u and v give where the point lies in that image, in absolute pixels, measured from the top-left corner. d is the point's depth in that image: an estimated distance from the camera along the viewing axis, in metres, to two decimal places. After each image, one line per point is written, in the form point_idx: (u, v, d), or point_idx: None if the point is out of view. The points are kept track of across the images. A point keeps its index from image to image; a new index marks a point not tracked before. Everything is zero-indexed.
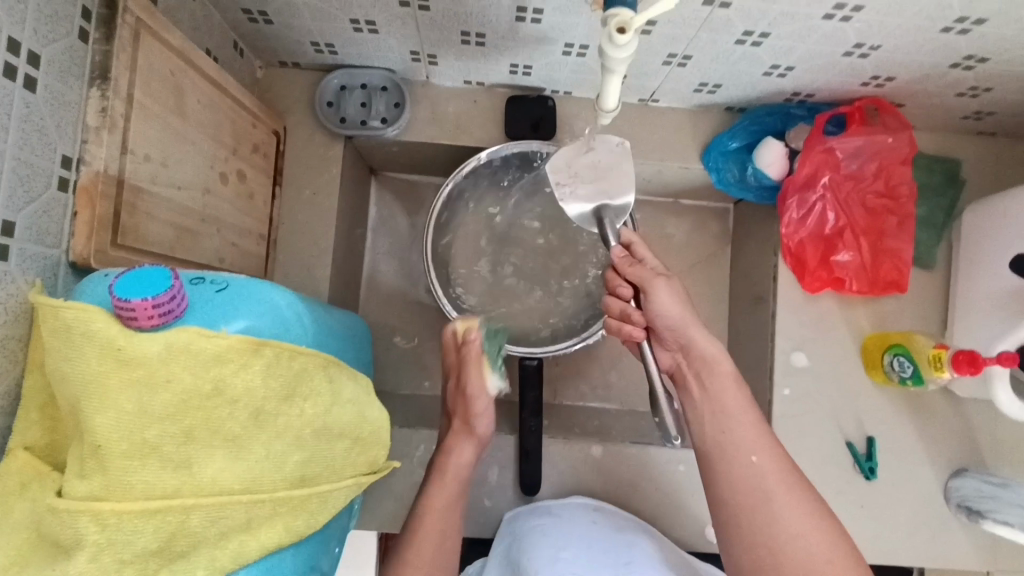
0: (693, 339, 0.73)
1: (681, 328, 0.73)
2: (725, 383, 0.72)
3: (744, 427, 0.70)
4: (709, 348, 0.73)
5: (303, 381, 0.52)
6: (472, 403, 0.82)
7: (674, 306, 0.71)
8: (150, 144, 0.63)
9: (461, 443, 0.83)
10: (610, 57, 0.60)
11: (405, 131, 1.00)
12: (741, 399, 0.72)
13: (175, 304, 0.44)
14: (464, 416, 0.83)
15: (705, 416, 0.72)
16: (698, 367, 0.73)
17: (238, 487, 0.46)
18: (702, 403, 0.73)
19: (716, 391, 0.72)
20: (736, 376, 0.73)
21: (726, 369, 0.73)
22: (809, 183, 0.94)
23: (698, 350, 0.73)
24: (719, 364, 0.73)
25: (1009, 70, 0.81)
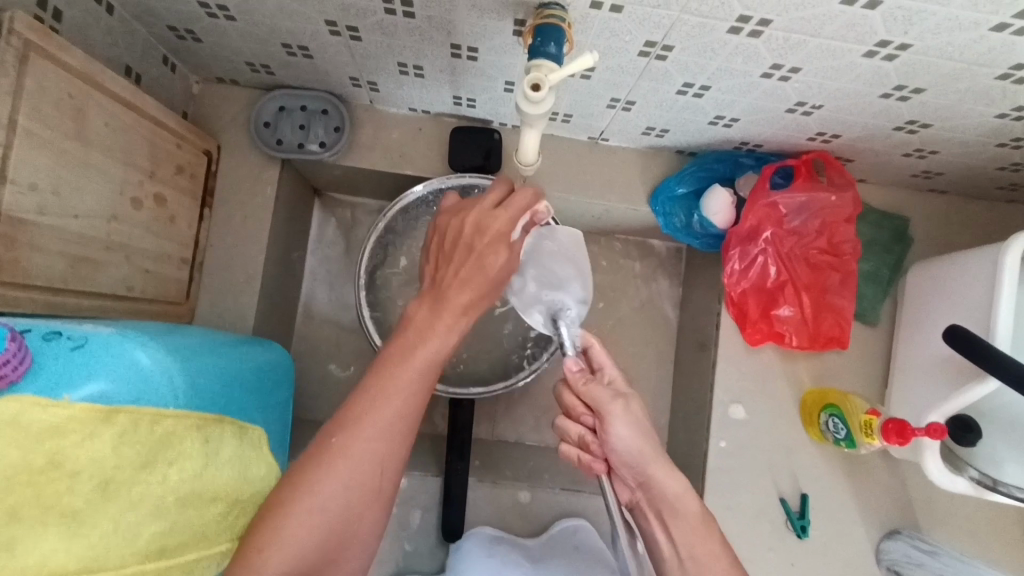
0: (655, 479, 0.64)
1: (642, 464, 0.64)
2: (691, 528, 0.63)
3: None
4: (670, 488, 0.63)
5: (167, 446, 0.49)
6: (484, 261, 0.63)
7: (630, 441, 0.63)
8: (37, 173, 0.60)
9: (440, 334, 0.60)
10: (528, 113, 0.60)
11: (345, 157, 0.97)
12: (715, 544, 0.63)
13: (6, 371, 0.41)
14: (458, 280, 0.62)
15: (674, 566, 0.63)
16: (663, 509, 0.64)
17: (72, 568, 0.43)
18: (666, 546, 0.64)
19: (681, 531, 0.63)
20: (704, 516, 0.64)
21: (691, 509, 0.63)
22: (752, 235, 0.92)
23: (662, 491, 0.63)
24: (684, 505, 0.63)
25: (952, 136, 0.80)
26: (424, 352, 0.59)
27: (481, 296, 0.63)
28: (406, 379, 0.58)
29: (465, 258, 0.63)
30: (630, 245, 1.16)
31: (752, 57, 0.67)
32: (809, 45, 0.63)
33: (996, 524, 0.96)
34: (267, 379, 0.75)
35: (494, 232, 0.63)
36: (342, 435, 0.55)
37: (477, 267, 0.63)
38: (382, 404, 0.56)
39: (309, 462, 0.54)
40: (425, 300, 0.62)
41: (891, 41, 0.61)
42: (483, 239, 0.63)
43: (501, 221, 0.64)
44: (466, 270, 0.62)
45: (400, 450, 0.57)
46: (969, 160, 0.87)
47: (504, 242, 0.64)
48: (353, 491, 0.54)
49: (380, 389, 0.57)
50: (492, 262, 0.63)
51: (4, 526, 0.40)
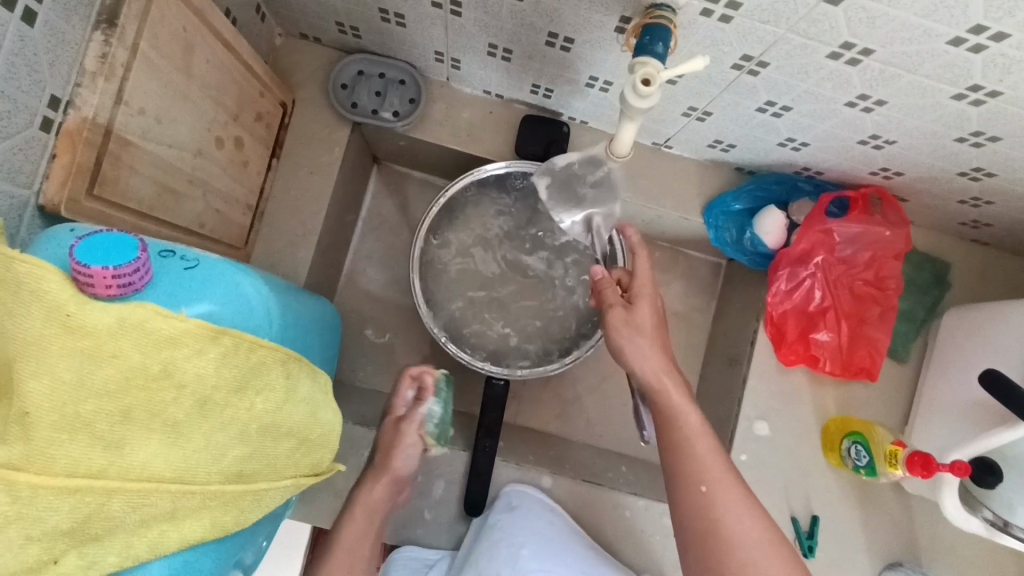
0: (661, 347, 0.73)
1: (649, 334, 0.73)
2: (674, 413, 0.68)
3: (705, 459, 0.65)
4: (650, 373, 0.70)
5: (257, 374, 0.50)
6: (392, 450, 0.82)
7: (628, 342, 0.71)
8: (147, 98, 0.61)
9: (386, 485, 0.81)
10: (632, 105, 0.61)
11: (414, 128, 0.98)
12: (694, 425, 0.67)
13: (136, 277, 0.44)
14: (382, 456, 0.82)
15: (666, 446, 0.67)
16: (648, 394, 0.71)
17: (168, 475, 0.44)
18: (661, 423, 0.69)
19: (668, 414, 0.68)
20: (687, 401, 0.69)
21: (682, 400, 0.68)
22: (802, 258, 0.94)
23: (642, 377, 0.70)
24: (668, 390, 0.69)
25: (1013, 189, 0.83)
26: (365, 518, 0.79)
27: (393, 475, 0.82)
28: (350, 547, 0.77)
29: (388, 436, 0.84)
30: (671, 254, 1.18)
31: (842, 85, 0.69)
32: (901, 80, 0.65)
33: (998, 571, 0.99)
34: (324, 332, 0.77)
35: (413, 415, 0.84)
36: (330, 555, 0.76)
37: (391, 446, 0.83)
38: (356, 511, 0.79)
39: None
40: (373, 474, 0.81)
41: (983, 87, 0.63)
42: (397, 440, 0.83)
43: (415, 415, 0.84)
44: (383, 449, 0.83)
45: (374, 561, 0.79)
46: (1022, 214, 0.89)
47: (412, 416, 0.84)
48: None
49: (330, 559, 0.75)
50: (397, 456, 0.82)
51: (118, 424, 0.42)
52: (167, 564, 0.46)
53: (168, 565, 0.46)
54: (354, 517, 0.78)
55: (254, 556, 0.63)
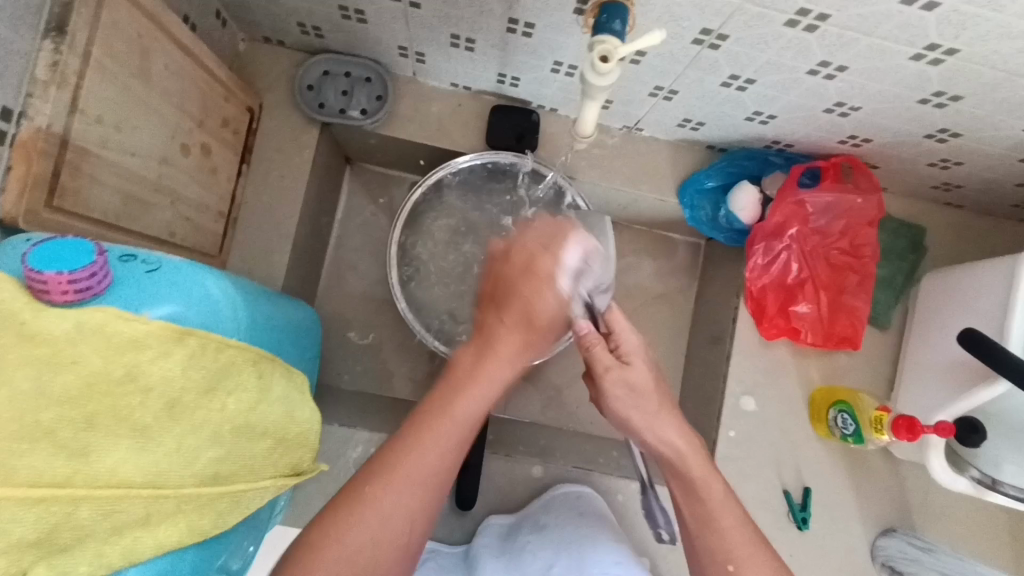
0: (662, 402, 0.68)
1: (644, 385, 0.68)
2: (691, 486, 0.65)
3: (731, 537, 0.64)
4: (668, 444, 0.66)
5: (227, 375, 0.50)
6: (534, 303, 0.62)
7: (629, 410, 0.67)
8: (104, 106, 0.60)
9: (486, 381, 0.59)
10: (592, 83, 0.61)
11: (383, 126, 0.98)
12: (719, 498, 0.65)
13: (93, 281, 0.43)
14: (507, 321, 0.62)
15: (693, 519, 0.65)
16: (666, 464, 0.67)
17: (139, 480, 0.44)
18: (682, 496, 0.66)
19: (690, 489, 0.65)
20: (708, 471, 0.65)
21: (704, 470, 0.65)
22: (777, 231, 0.95)
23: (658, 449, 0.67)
24: (688, 461, 0.65)
25: (979, 148, 0.83)
26: (472, 406, 0.58)
27: (528, 343, 0.62)
28: (456, 428, 0.57)
29: (513, 298, 0.62)
30: (651, 237, 1.18)
31: (803, 53, 0.70)
32: (860, 44, 0.66)
33: (988, 529, 1.00)
34: (301, 333, 0.76)
35: (544, 272, 0.63)
36: (374, 484, 0.54)
37: (524, 308, 0.62)
38: (422, 456, 0.55)
39: (337, 513, 0.53)
40: (473, 345, 0.62)
41: (940, 45, 0.64)
42: (535, 275, 0.63)
43: (551, 260, 0.63)
44: (514, 314, 0.62)
45: (432, 504, 0.56)
46: (991, 174, 0.90)
47: (553, 281, 0.63)
48: (385, 528, 0.53)
49: (426, 433, 0.56)
50: (542, 301, 0.62)
51: (81, 431, 0.41)
52: (145, 570, 0.46)
53: (145, 571, 0.46)
54: (464, 404, 0.58)
55: (242, 561, 0.62)
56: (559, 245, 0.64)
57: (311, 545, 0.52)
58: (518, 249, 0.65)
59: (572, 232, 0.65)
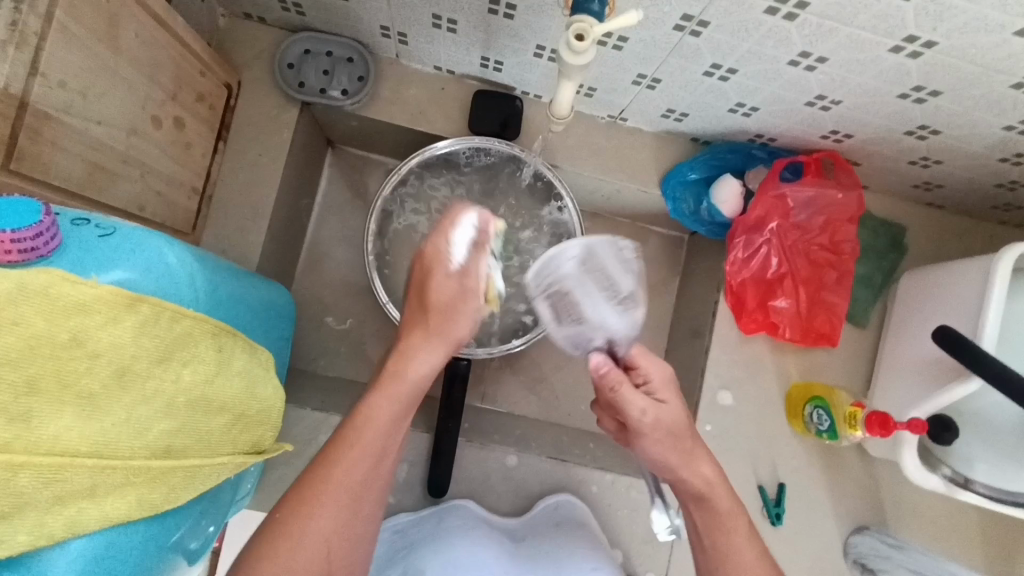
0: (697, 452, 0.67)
1: (681, 436, 0.66)
2: (716, 523, 0.66)
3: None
4: (697, 482, 0.66)
5: (182, 345, 0.49)
6: (438, 292, 0.64)
7: (661, 452, 0.66)
8: (67, 71, 0.59)
9: (409, 385, 0.62)
10: (568, 61, 0.60)
11: (365, 107, 0.96)
12: (743, 537, 0.65)
13: (39, 242, 0.42)
14: (432, 320, 0.64)
15: (711, 554, 0.66)
16: (689, 501, 0.67)
17: (84, 450, 0.42)
18: (704, 527, 0.66)
19: (715, 522, 0.66)
20: (733, 506, 0.66)
21: (725, 507, 0.66)
22: (758, 225, 0.95)
23: (684, 487, 0.67)
24: (714, 501, 0.66)
25: (959, 146, 0.83)
26: (386, 413, 0.60)
27: (433, 331, 0.64)
28: (371, 439, 0.59)
29: (430, 293, 0.64)
30: (634, 230, 1.18)
31: (784, 42, 0.69)
32: (840, 34, 0.65)
33: (960, 529, 1.00)
34: (272, 312, 0.75)
35: (450, 265, 0.63)
36: (286, 509, 0.56)
37: (450, 299, 0.64)
38: (345, 474, 0.57)
39: (264, 543, 0.55)
40: (389, 348, 0.65)
41: (918, 37, 0.63)
42: (427, 266, 0.64)
43: (444, 245, 0.63)
44: (428, 309, 0.64)
45: (359, 518, 0.59)
46: (971, 173, 0.90)
47: (440, 263, 0.64)
48: (312, 558, 0.55)
49: (339, 454, 0.58)
50: (438, 288, 0.64)
51: (22, 396, 0.40)
52: (90, 542, 0.44)
53: (90, 543, 0.44)
54: (371, 410, 0.60)
55: (199, 541, 0.60)
56: (462, 236, 0.63)
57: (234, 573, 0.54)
58: (428, 247, 0.64)
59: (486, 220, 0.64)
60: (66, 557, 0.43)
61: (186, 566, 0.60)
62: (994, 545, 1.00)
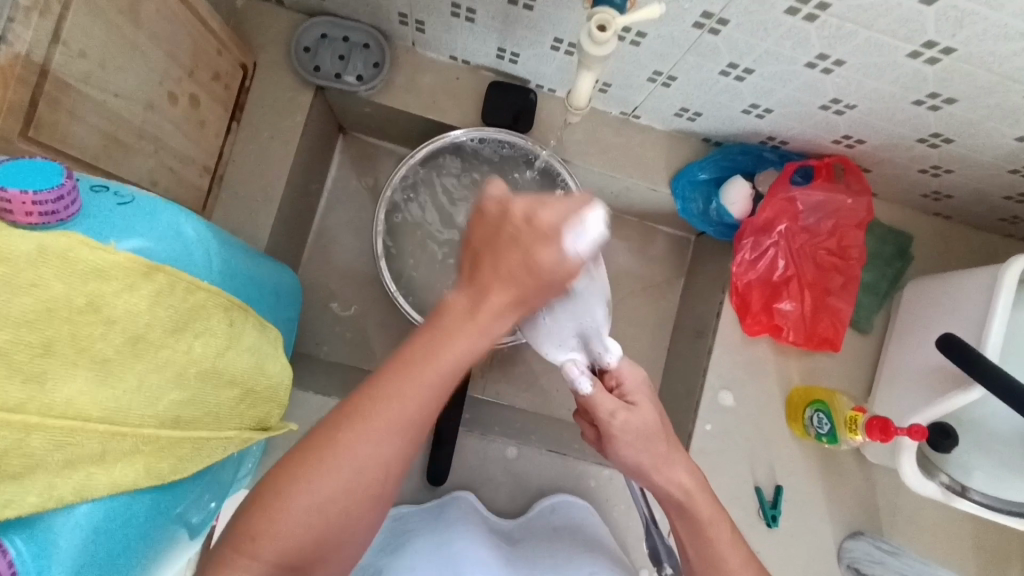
0: (669, 457, 0.66)
1: (653, 439, 0.66)
2: (700, 530, 0.65)
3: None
4: (673, 487, 0.65)
5: (195, 317, 0.49)
6: (534, 256, 0.53)
7: (633, 456, 0.66)
8: (88, 41, 0.59)
9: (478, 331, 0.54)
10: (588, 52, 0.61)
11: (379, 94, 0.96)
12: (727, 543, 0.65)
13: (59, 206, 0.42)
14: (499, 278, 0.54)
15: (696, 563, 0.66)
16: (671, 508, 0.67)
17: (96, 414, 0.42)
18: (688, 537, 0.66)
19: (699, 531, 0.65)
20: (716, 513, 0.66)
21: (709, 513, 0.65)
22: (766, 227, 0.95)
23: (663, 493, 0.66)
24: (695, 507, 0.65)
25: (971, 155, 0.84)
26: (451, 357, 0.54)
27: (522, 300, 0.55)
28: (436, 376, 0.53)
29: (509, 254, 0.53)
30: (641, 228, 1.18)
31: (802, 43, 0.69)
32: (859, 37, 0.66)
33: (954, 538, 1.00)
34: (280, 294, 0.75)
35: (542, 224, 0.53)
36: (346, 433, 0.51)
37: (522, 262, 0.53)
38: (397, 403, 0.52)
39: (302, 460, 0.51)
40: (464, 293, 0.55)
41: (937, 43, 0.64)
42: (528, 232, 0.53)
43: (551, 212, 0.53)
44: (513, 264, 0.53)
45: (410, 453, 0.54)
46: (981, 184, 0.90)
47: (554, 237, 0.53)
48: (356, 479, 0.51)
49: (402, 386, 0.52)
50: (543, 256, 0.53)
51: (38, 357, 0.40)
52: (97, 508, 0.45)
53: (97, 508, 0.45)
54: (444, 352, 0.54)
55: (200, 517, 0.60)
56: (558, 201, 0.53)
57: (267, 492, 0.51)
58: (513, 201, 0.54)
59: (583, 199, 0.54)
60: (72, 523, 0.43)
61: (187, 540, 0.60)
62: (987, 555, 1.00)
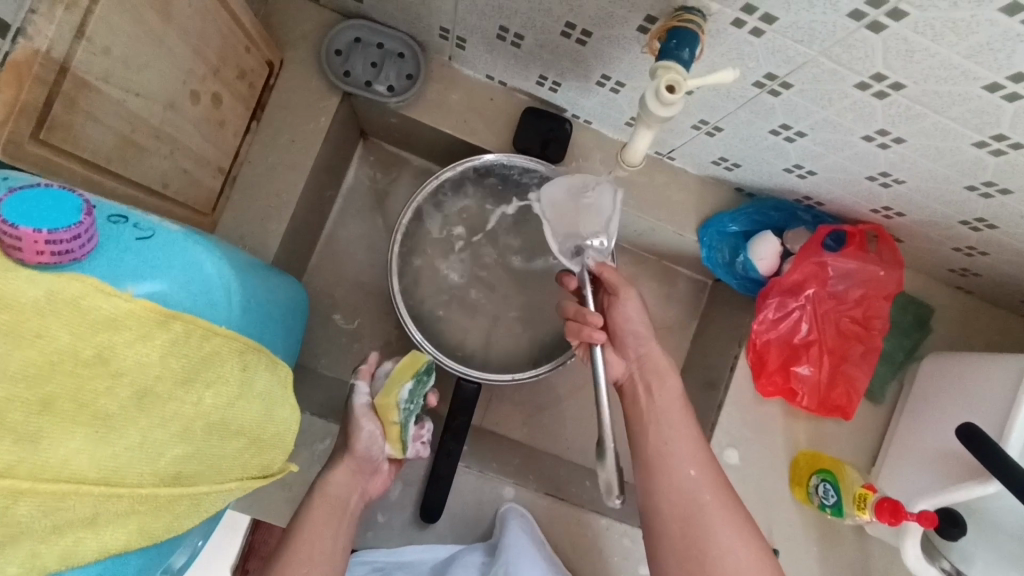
0: (650, 351, 0.79)
1: (642, 338, 0.79)
2: (672, 397, 0.78)
3: (686, 446, 0.75)
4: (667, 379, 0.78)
5: (209, 366, 0.45)
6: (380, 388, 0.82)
7: (638, 318, 0.78)
8: (114, 38, 0.54)
9: (347, 478, 0.79)
10: (651, 112, 0.57)
11: (409, 106, 0.92)
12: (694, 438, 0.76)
13: (74, 245, 0.38)
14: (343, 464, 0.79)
15: (649, 425, 0.77)
16: (653, 380, 0.78)
17: (92, 475, 0.38)
18: (657, 433, 0.76)
19: (674, 420, 0.77)
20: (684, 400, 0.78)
21: (675, 384, 0.78)
22: (794, 289, 0.92)
23: (654, 362, 0.79)
24: (669, 377, 0.78)
25: (1012, 242, 0.82)
26: (324, 522, 0.75)
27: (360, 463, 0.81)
28: (328, 509, 0.77)
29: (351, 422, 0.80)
30: (659, 268, 1.15)
31: (864, 118, 0.67)
32: (926, 120, 0.63)
33: None
34: (289, 315, 0.70)
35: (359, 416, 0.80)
36: None
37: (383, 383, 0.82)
38: (314, 534, 0.74)
39: None
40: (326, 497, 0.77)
41: (1007, 137, 0.61)
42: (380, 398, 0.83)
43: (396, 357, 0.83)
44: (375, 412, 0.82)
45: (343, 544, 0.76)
46: (1015, 269, 0.88)
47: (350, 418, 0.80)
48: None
49: (296, 537, 0.73)
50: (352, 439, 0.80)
51: (34, 416, 0.35)
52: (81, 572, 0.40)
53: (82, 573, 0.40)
54: (311, 525, 0.74)
55: (186, 558, 0.57)
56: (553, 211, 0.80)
57: None
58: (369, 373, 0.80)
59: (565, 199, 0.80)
60: None
61: None
62: None
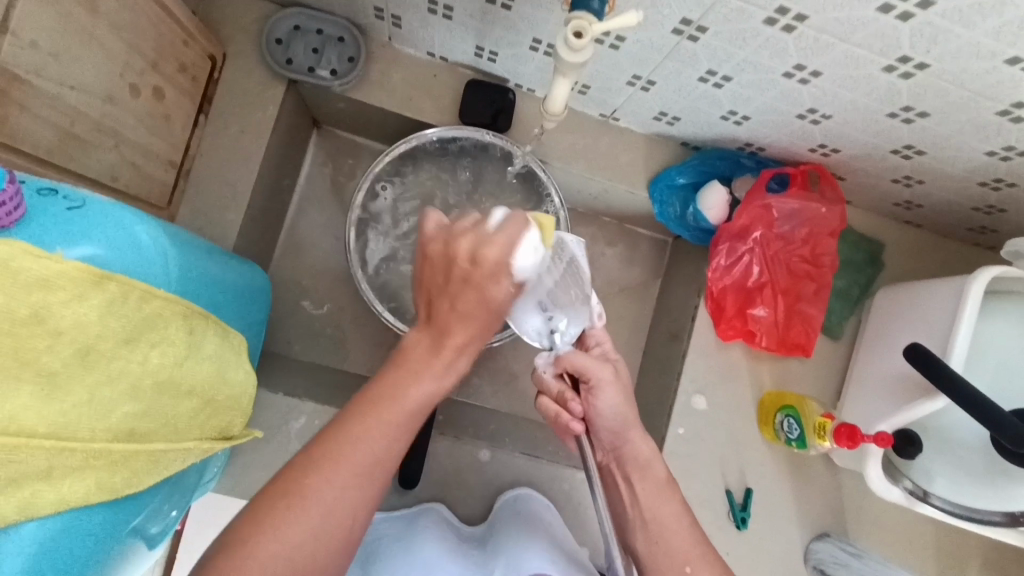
0: (630, 441, 0.71)
1: (622, 428, 0.71)
2: (656, 489, 0.70)
3: (680, 538, 0.66)
4: (644, 450, 0.71)
5: (151, 327, 0.48)
6: (485, 295, 0.59)
7: (616, 406, 0.69)
8: (41, 31, 0.56)
9: (432, 379, 0.59)
10: (564, 59, 0.60)
11: (353, 89, 0.94)
12: (680, 517, 0.68)
13: (5, 212, 0.41)
14: (458, 314, 0.59)
15: (638, 523, 0.69)
16: (632, 469, 0.71)
17: (42, 430, 0.41)
18: (640, 526, 0.69)
19: (657, 507, 0.69)
20: (669, 482, 0.71)
21: (658, 471, 0.71)
22: (742, 233, 0.96)
23: (633, 452, 0.71)
24: (652, 467, 0.71)
25: (942, 167, 0.85)
26: (370, 441, 0.55)
27: (484, 324, 0.61)
28: (355, 464, 0.54)
29: (463, 292, 0.59)
30: (619, 230, 1.18)
31: (779, 53, 0.69)
32: (835, 49, 0.66)
33: (915, 540, 1.03)
34: (246, 293, 0.73)
35: (490, 261, 0.58)
36: (254, 531, 0.51)
37: (478, 299, 0.59)
38: (364, 443, 0.55)
39: (234, 542, 0.50)
40: (427, 334, 0.61)
41: (912, 58, 0.64)
42: (477, 276, 0.59)
43: (496, 249, 0.58)
44: (462, 307, 0.59)
45: (375, 492, 0.56)
46: (950, 195, 0.92)
47: (505, 267, 0.59)
48: (326, 521, 0.53)
49: (305, 481, 0.53)
50: (496, 291, 0.59)
51: None
52: (44, 525, 0.43)
53: (44, 525, 0.43)
54: (354, 442, 0.55)
55: (159, 526, 0.59)
56: (495, 235, 0.59)
57: (214, 555, 0.50)
58: (458, 241, 0.59)
59: (520, 221, 0.60)
60: (16, 542, 0.42)
61: (145, 550, 0.59)
62: (946, 557, 1.03)
